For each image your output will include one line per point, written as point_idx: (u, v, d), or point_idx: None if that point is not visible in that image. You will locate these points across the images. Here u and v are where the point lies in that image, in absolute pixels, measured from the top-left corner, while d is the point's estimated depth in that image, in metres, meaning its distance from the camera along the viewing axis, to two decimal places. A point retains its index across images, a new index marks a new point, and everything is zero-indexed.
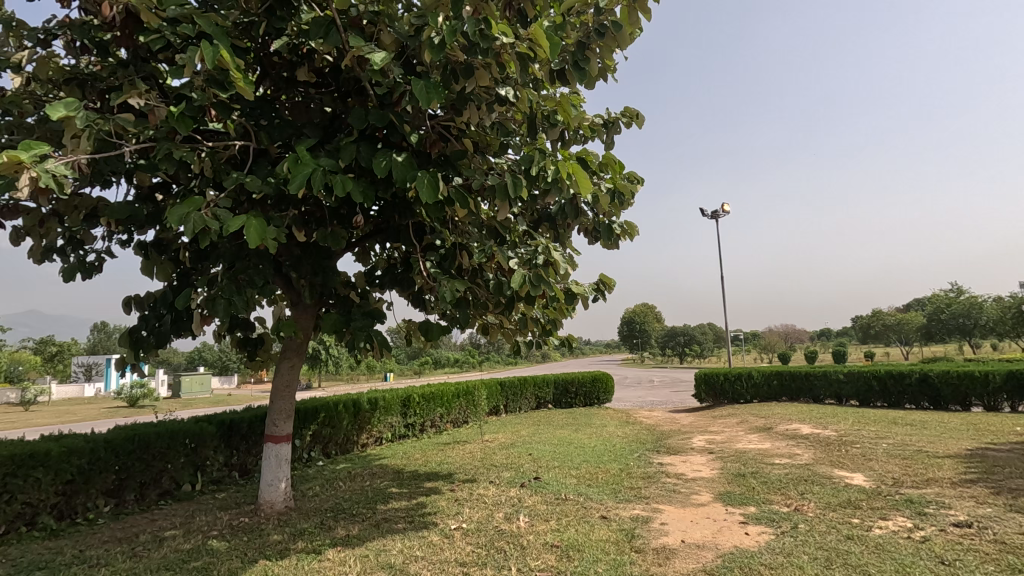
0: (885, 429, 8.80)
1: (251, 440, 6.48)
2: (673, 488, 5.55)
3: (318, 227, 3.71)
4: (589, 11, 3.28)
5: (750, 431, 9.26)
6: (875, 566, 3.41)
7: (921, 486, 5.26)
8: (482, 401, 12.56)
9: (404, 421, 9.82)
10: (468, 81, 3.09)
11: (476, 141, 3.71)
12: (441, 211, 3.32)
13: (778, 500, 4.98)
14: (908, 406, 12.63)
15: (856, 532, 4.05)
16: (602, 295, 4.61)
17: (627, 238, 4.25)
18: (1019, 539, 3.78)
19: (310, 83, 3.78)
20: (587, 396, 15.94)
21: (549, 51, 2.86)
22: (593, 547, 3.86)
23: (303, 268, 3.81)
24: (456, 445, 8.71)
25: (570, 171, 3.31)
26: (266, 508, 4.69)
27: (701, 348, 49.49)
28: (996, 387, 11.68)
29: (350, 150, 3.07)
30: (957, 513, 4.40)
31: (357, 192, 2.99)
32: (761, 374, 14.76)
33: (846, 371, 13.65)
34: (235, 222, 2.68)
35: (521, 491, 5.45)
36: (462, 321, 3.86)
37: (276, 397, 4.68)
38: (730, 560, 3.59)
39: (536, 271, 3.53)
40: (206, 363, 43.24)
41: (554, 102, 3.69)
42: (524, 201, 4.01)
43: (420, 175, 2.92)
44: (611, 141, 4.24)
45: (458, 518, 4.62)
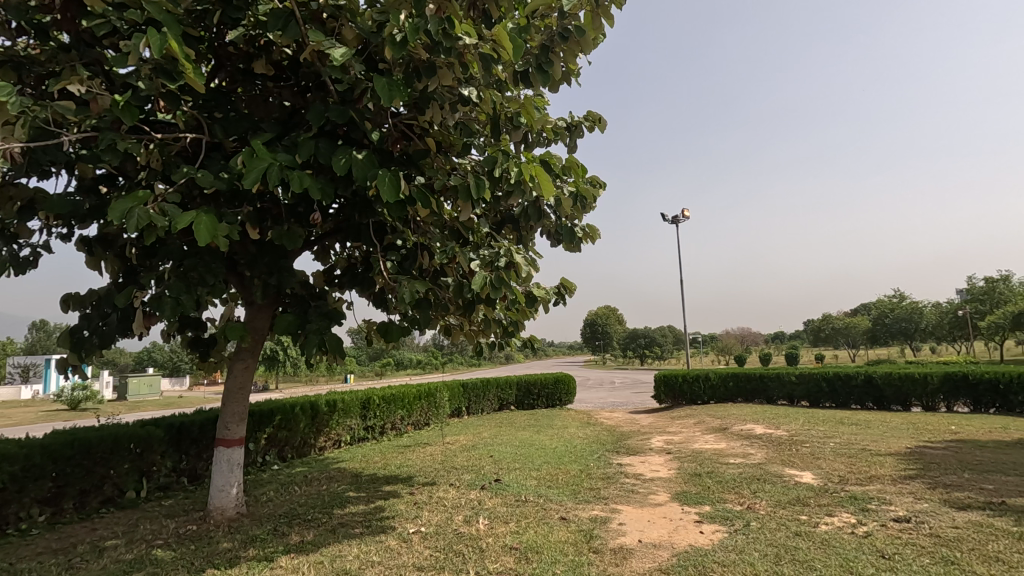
0: (832, 429, 9.17)
1: (202, 444, 6.25)
2: (631, 488, 5.64)
3: (274, 224, 3.60)
4: (553, 15, 3.31)
5: (706, 432, 9.50)
6: (820, 561, 3.54)
7: (864, 483, 5.50)
8: (444, 403, 12.48)
9: (363, 424, 9.65)
10: (431, 80, 3.05)
11: (439, 141, 3.70)
12: (402, 211, 3.26)
13: (731, 499, 5.12)
14: (855, 406, 13.22)
15: (804, 529, 4.20)
16: (564, 298, 4.64)
17: (589, 242, 4.28)
18: (952, 533, 3.99)
19: (268, 76, 3.66)
20: (549, 397, 16.05)
21: (513, 53, 2.87)
22: (552, 549, 3.86)
23: (258, 267, 3.68)
24: (417, 447, 8.62)
25: (533, 173, 3.30)
26: (216, 515, 4.52)
27: (661, 350, 50.49)
28: (935, 388, 12.35)
29: (308, 146, 2.97)
30: (896, 509, 4.62)
31: (314, 189, 2.90)
32: (718, 376, 15.19)
33: (797, 372, 14.18)
34: (184, 218, 2.57)
35: (482, 494, 5.42)
36: (423, 322, 3.81)
37: (228, 399, 4.52)
38: (685, 559, 3.66)
39: (498, 273, 3.53)
40: (155, 364, 41.55)
41: (518, 104, 3.68)
42: (487, 202, 3.99)
43: (381, 174, 2.86)
44: (574, 145, 4.28)
45: (416, 522, 4.55)
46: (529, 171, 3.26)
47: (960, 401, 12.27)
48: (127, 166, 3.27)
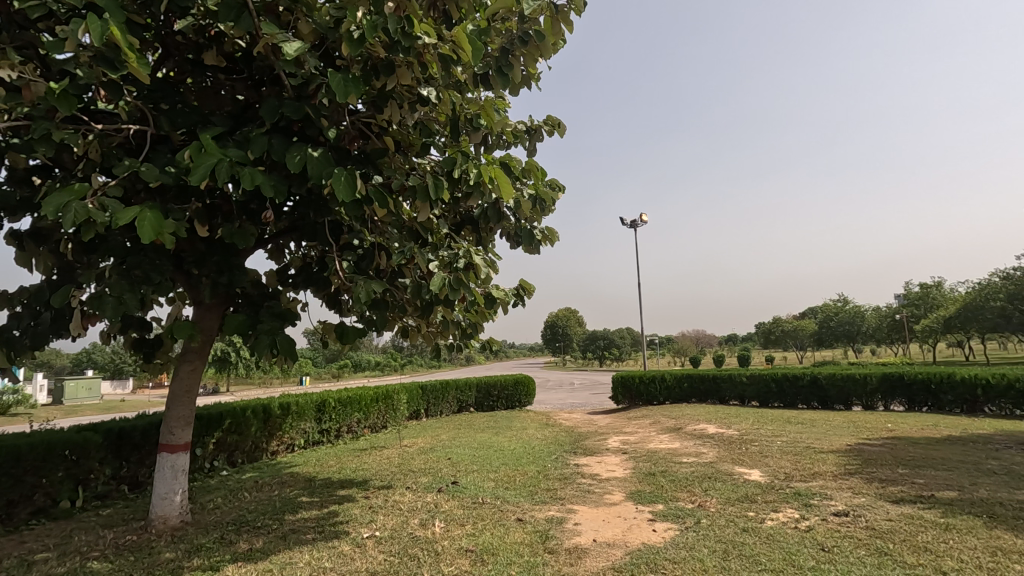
0: (780, 428, 9.53)
1: (144, 450, 5.97)
2: (587, 488, 5.72)
3: (224, 222, 3.47)
4: (513, 19, 3.33)
5: (661, 432, 9.71)
6: (765, 555, 3.68)
7: (808, 480, 5.74)
8: (402, 405, 12.32)
9: (318, 427, 9.42)
10: (389, 79, 3.01)
11: (398, 141, 3.67)
12: (359, 210, 3.21)
13: (684, 497, 5.25)
14: (801, 406, 13.78)
15: (751, 524, 4.35)
16: (522, 300, 4.66)
17: (548, 244, 4.30)
18: (886, 525, 4.21)
19: (220, 68, 3.54)
20: (509, 399, 16.08)
21: (472, 56, 2.86)
22: (508, 550, 3.88)
23: (207, 266, 3.54)
24: (374, 451, 8.48)
25: (492, 175, 3.30)
26: (159, 524, 4.32)
27: (620, 352, 51.37)
28: (874, 388, 13.00)
29: (261, 142, 2.88)
30: (836, 503, 4.85)
31: (267, 187, 2.80)
32: (673, 377, 15.58)
33: (748, 373, 14.69)
34: (126, 214, 2.45)
35: (438, 496, 5.38)
36: (380, 324, 3.75)
37: (173, 403, 4.33)
38: (638, 557, 3.73)
39: (456, 274, 3.51)
40: (95, 366, 39.41)
41: (478, 105, 3.68)
42: (446, 203, 3.98)
43: (337, 172, 2.80)
44: (533, 148, 4.30)
45: (371, 527, 4.48)
46: (488, 173, 3.26)
47: (896, 401, 12.95)
48: (64, 157, 3.10)
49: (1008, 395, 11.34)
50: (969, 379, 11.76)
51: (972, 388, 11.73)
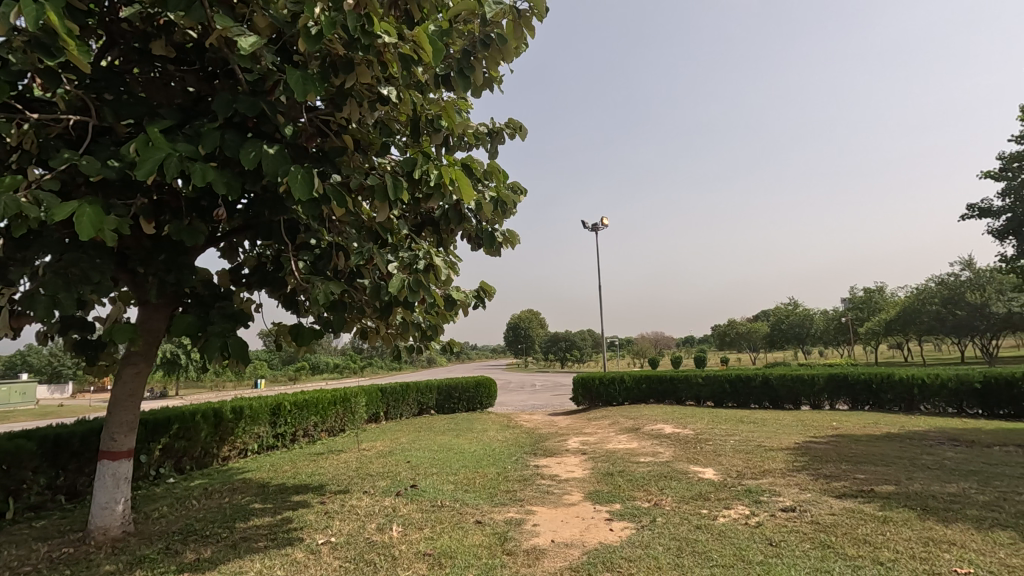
0: (733, 427, 9.84)
1: (83, 458, 5.67)
2: (547, 489, 5.76)
3: (173, 218, 3.33)
4: (475, 22, 3.33)
5: (620, 432, 9.87)
6: (716, 551, 3.79)
7: (758, 477, 5.94)
8: (361, 408, 12.11)
9: (273, 431, 9.15)
10: (348, 77, 2.96)
11: (357, 139, 3.61)
12: (317, 209, 3.13)
13: (640, 496, 5.35)
14: (754, 406, 14.25)
15: (704, 521, 4.47)
16: (483, 302, 4.65)
17: (508, 246, 4.30)
18: (829, 519, 4.41)
19: (169, 58, 3.40)
20: (470, 401, 16.05)
21: (433, 57, 2.85)
22: (466, 553, 3.87)
23: (154, 265, 3.38)
24: (331, 455, 8.30)
25: (453, 177, 3.27)
26: (98, 535, 4.11)
27: (581, 354, 51.95)
28: (821, 388, 13.58)
29: (213, 137, 2.77)
30: (784, 499, 5.04)
31: (219, 183, 2.70)
32: (632, 378, 15.88)
33: (704, 374, 15.11)
34: (64, 208, 2.32)
35: (396, 500, 5.31)
36: (337, 326, 3.68)
37: (116, 407, 4.13)
38: (594, 556, 3.78)
39: (416, 275, 3.47)
40: (29, 369, 37.09)
41: (439, 106, 3.66)
42: (407, 203, 3.93)
43: (293, 170, 2.73)
44: (494, 150, 4.30)
45: (326, 532, 4.39)
46: (449, 174, 3.24)
47: (841, 400, 13.56)
48: None
49: (941, 394, 12.02)
50: (906, 379, 12.44)
51: (909, 388, 12.41)
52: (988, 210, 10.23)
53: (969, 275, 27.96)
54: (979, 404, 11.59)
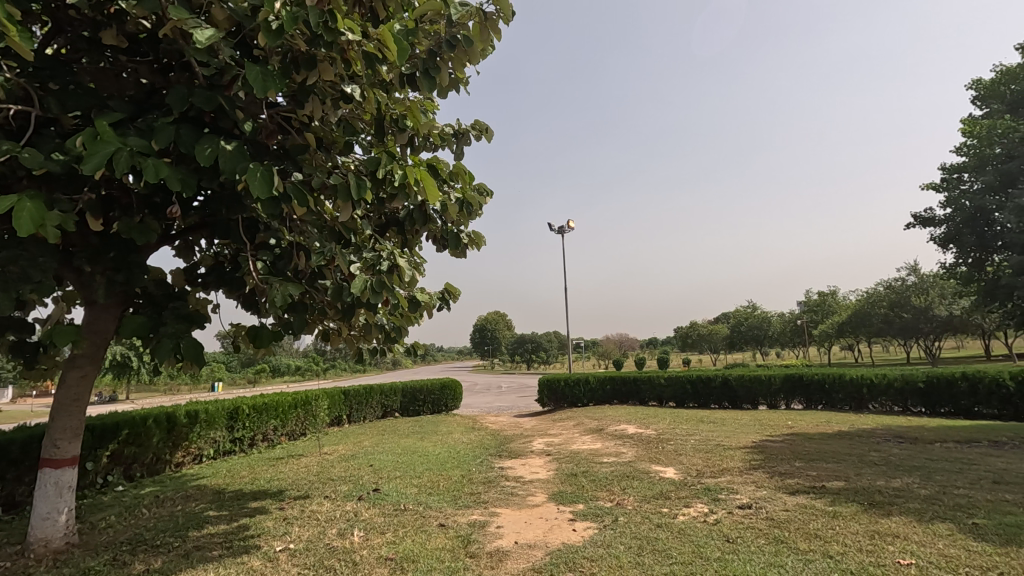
0: (693, 427, 10.09)
1: (23, 466, 5.38)
2: (511, 491, 5.77)
3: (123, 215, 3.20)
4: (441, 22, 3.32)
5: (584, 433, 9.98)
6: (676, 548, 3.87)
7: (717, 476, 6.09)
8: (322, 412, 11.86)
9: (230, 436, 8.87)
10: (310, 74, 2.91)
11: (319, 137, 3.55)
12: (276, 208, 3.05)
13: (603, 496, 5.42)
14: (713, 406, 14.63)
15: (664, 520, 4.56)
16: (448, 303, 4.63)
17: (474, 248, 4.28)
18: (783, 515, 4.55)
19: (121, 49, 3.26)
20: (435, 403, 15.94)
21: (397, 57, 2.82)
22: (429, 556, 3.84)
23: (101, 263, 3.24)
24: (290, 459, 8.11)
25: (418, 177, 3.24)
26: (38, 548, 3.90)
27: (546, 356, 52.27)
28: (777, 389, 14.04)
29: (167, 132, 2.68)
30: (741, 496, 5.19)
31: (173, 180, 2.61)
32: (596, 379, 16.08)
33: (666, 375, 15.43)
34: (1, 203, 2.20)
35: (359, 505, 5.22)
36: (298, 327, 3.60)
37: (59, 413, 3.93)
38: (557, 557, 3.80)
39: (379, 276, 3.41)
40: None
41: (403, 106, 3.62)
42: (370, 203, 3.87)
43: (252, 168, 2.65)
44: (460, 152, 4.28)
45: (284, 539, 4.28)
46: (413, 175, 3.20)
47: (796, 400, 14.04)
48: None
49: (888, 393, 12.59)
50: (856, 379, 12.99)
51: (859, 388, 12.96)
52: (930, 219, 10.79)
53: (915, 279, 29.40)
54: (922, 402, 12.20)
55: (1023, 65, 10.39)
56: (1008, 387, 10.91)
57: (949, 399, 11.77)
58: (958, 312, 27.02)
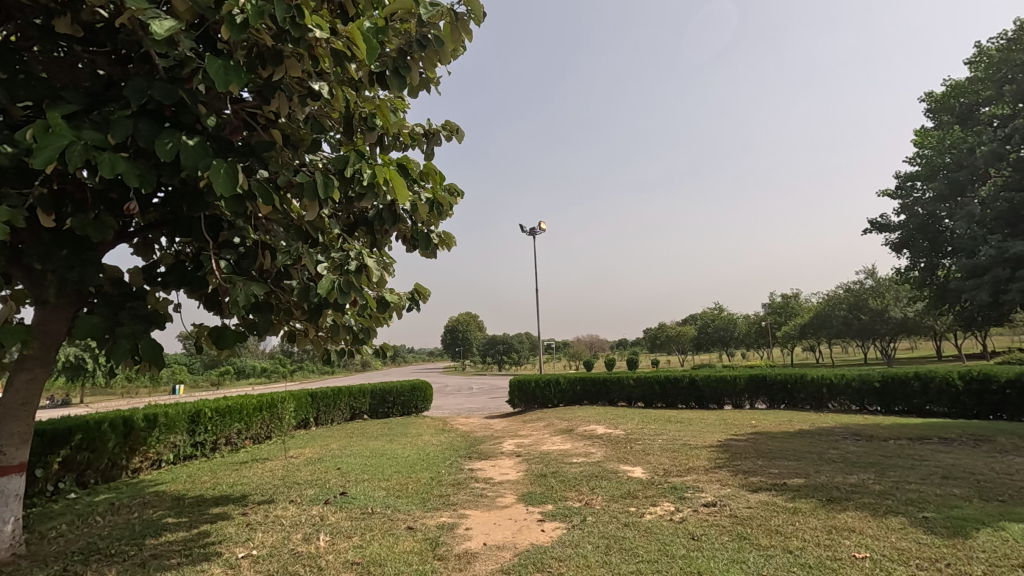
0: (661, 427, 10.26)
1: None
2: (480, 492, 5.76)
3: (77, 211, 3.07)
4: (411, 21, 3.28)
5: (554, 434, 10.03)
6: (642, 547, 3.92)
7: (683, 475, 6.20)
8: (288, 414, 11.61)
9: (191, 440, 8.61)
10: (277, 69, 2.84)
11: (286, 134, 3.48)
12: (240, 206, 2.96)
13: (572, 496, 5.46)
14: (681, 406, 14.89)
15: (632, 519, 4.62)
16: (417, 304, 4.59)
17: (445, 249, 4.25)
18: (746, 512, 4.66)
19: (76, 38, 3.13)
20: (404, 405, 15.80)
21: (366, 55, 2.79)
22: (396, 560, 3.80)
23: (53, 261, 3.09)
24: (255, 463, 7.91)
25: (387, 176, 3.19)
26: None
27: (518, 357, 52.35)
28: (742, 389, 14.38)
29: (125, 126, 2.58)
30: (706, 494, 5.30)
31: (131, 176, 2.52)
32: (567, 380, 16.20)
33: (635, 376, 15.65)
34: None
35: (325, 509, 5.13)
36: (263, 328, 3.51)
37: (6, 418, 3.75)
38: (526, 558, 3.80)
39: (347, 277, 3.35)
40: None
41: (373, 104, 3.57)
42: (338, 202, 3.80)
43: (214, 165, 2.57)
44: (431, 152, 4.24)
45: (247, 545, 4.18)
46: (383, 174, 3.15)
47: (760, 399, 14.41)
48: None
49: (847, 393, 13.03)
50: (817, 379, 13.41)
51: (819, 387, 13.38)
52: (886, 224, 11.22)
53: (872, 283, 30.52)
54: (878, 401, 12.67)
55: (971, 80, 10.92)
56: (957, 386, 11.43)
57: (903, 398, 12.25)
58: (912, 315, 28.22)
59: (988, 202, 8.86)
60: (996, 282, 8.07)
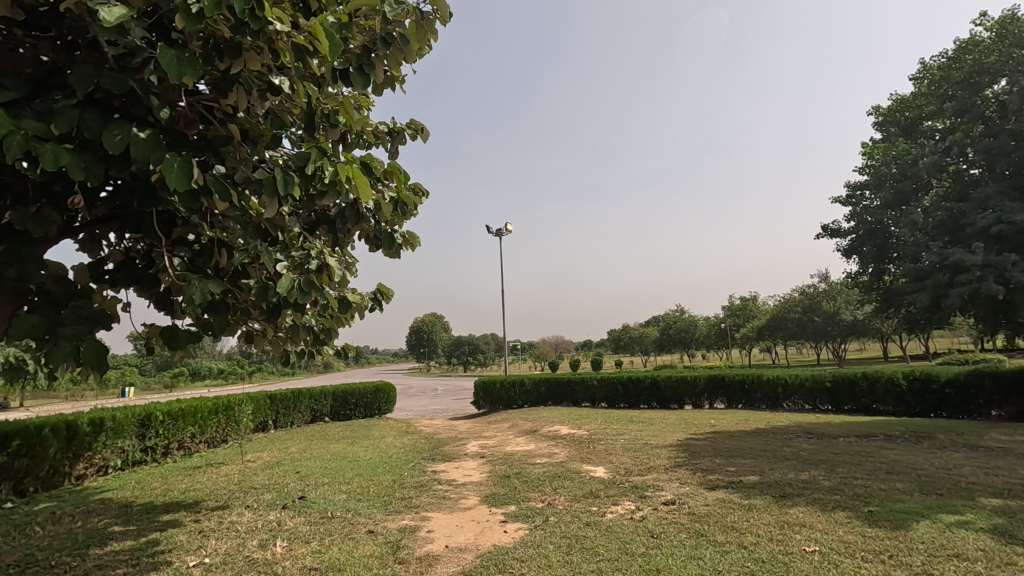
0: (624, 427, 10.43)
1: None
2: (443, 494, 5.72)
3: (16, 205, 2.90)
4: (376, 18, 3.23)
5: (518, 434, 10.06)
6: (603, 545, 3.98)
7: (644, 473, 6.32)
8: (246, 417, 11.26)
9: (141, 445, 8.25)
10: (234, 62, 2.76)
11: (244, 130, 3.38)
12: (195, 201, 2.86)
13: (535, 497, 5.49)
14: (643, 406, 15.16)
15: (593, 518, 4.67)
16: (380, 304, 4.52)
17: (408, 248, 4.21)
18: (703, 509, 4.78)
19: (17, 22, 2.96)
20: (367, 407, 15.58)
21: (329, 51, 2.73)
22: (356, 564, 3.74)
23: None
24: (209, 468, 7.65)
25: (350, 175, 3.13)
26: None
27: (484, 358, 52.27)
28: (702, 389, 14.75)
29: (69, 116, 2.46)
30: (666, 493, 5.41)
31: (76, 169, 2.40)
32: (532, 381, 16.27)
33: (598, 376, 15.85)
34: None
35: (283, 514, 5.00)
36: (218, 328, 3.39)
37: None
38: (487, 559, 3.80)
39: (307, 276, 3.27)
40: None
41: (335, 101, 3.51)
42: (299, 200, 3.72)
43: (167, 159, 2.47)
44: (395, 150, 4.21)
45: (199, 553, 4.03)
46: (345, 172, 3.09)
47: (719, 399, 14.80)
48: None
49: (800, 392, 13.51)
50: (772, 379, 13.87)
51: (774, 387, 13.84)
52: (837, 230, 11.70)
53: (825, 286, 31.81)
54: (829, 400, 13.18)
55: (915, 95, 11.51)
56: (901, 386, 12.01)
57: (852, 397, 12.79)
58: (861, 317, 29.59)
59: (929, 211, 9.34)
60: (937, 287, 8.52)
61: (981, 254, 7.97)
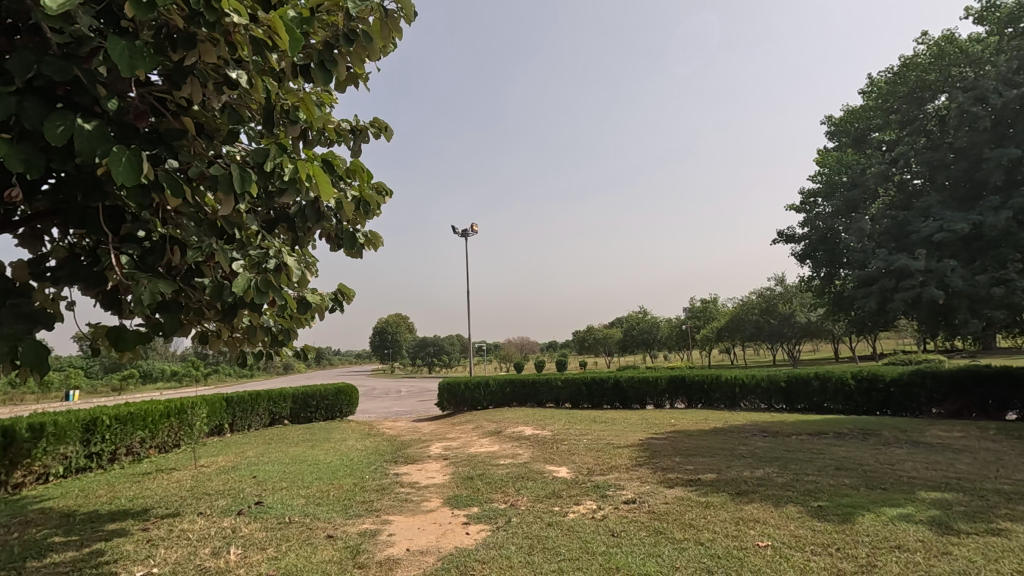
0: (587, 427, 10.55)
1: None
2: (405, 497, 5.66)
3: None
4: (339, 14, 3.19)
5: (482, 436, 10.05)
6: (564, 545, 4.01)
7: (606, 473, 6.40)
8: (200, 421, 10.88)
9: (86, 450, 7.87)
10: (189, 54, 2.66)
11: (199, 124, 3.27)
12: (146, 197, 2.74)
13: (498, 498, 5.50)
14: (606, 406, 15.35)
15: (555, 518, 4.71)
16: (341, 304, 4.44)
17: (371, 248, 4.15)
18: (663, 507, 4.88)
19: None
20: (329, 409, 15.27)
21: (288, 45, 2.67)
22: (314, 570, 3.66)
23: None
24: (160, 474, 7.35)
25: (310, 173, 3.06)
26: None
27: (449, 359, 52.00)
28: (663, 389, 15.05)
29: (7, 103, 2.32)
30: (627, 492, 5.49)
31: (14, 160, 2.26)
32: (496, 383, 16.26)
33: (563, 377, 15.96)
34: None
35: (237, 520, 4.85)
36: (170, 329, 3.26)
37: None
38: (449, 561, 3.78)
39: (265, 276, 3.17)
40: None
41: (296, 97, 3.44)
42: (257, 197, 3.62)
43: (115, 152, 2.36)
44: (358, 148, 4.15)
45: (147, 563, 3.87)
46: (305, 170, 3.02)
47: (679, 399, 15.13)
48: None
49: (757, 392, 13.93)
50: (730, 379, 14.27)
51: (732, 387, 14.24)
52: (792, 236, 12.12)
53: (781, 289, 32.91)
54: (783, 399, 13.64)
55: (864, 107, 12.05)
56: (850, 385, 12.55)
57: (805, 396, 13.26)
58: (814, 319, 30.75)
59: (876, 218, 9.78)
60: (883, 290, 8.93)
61: (923, 261, 8.39)
